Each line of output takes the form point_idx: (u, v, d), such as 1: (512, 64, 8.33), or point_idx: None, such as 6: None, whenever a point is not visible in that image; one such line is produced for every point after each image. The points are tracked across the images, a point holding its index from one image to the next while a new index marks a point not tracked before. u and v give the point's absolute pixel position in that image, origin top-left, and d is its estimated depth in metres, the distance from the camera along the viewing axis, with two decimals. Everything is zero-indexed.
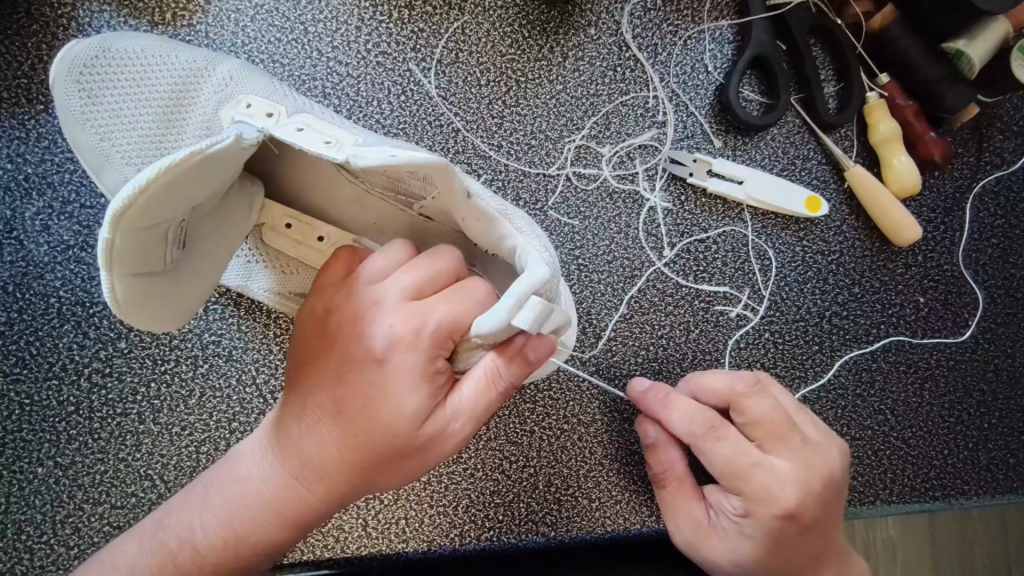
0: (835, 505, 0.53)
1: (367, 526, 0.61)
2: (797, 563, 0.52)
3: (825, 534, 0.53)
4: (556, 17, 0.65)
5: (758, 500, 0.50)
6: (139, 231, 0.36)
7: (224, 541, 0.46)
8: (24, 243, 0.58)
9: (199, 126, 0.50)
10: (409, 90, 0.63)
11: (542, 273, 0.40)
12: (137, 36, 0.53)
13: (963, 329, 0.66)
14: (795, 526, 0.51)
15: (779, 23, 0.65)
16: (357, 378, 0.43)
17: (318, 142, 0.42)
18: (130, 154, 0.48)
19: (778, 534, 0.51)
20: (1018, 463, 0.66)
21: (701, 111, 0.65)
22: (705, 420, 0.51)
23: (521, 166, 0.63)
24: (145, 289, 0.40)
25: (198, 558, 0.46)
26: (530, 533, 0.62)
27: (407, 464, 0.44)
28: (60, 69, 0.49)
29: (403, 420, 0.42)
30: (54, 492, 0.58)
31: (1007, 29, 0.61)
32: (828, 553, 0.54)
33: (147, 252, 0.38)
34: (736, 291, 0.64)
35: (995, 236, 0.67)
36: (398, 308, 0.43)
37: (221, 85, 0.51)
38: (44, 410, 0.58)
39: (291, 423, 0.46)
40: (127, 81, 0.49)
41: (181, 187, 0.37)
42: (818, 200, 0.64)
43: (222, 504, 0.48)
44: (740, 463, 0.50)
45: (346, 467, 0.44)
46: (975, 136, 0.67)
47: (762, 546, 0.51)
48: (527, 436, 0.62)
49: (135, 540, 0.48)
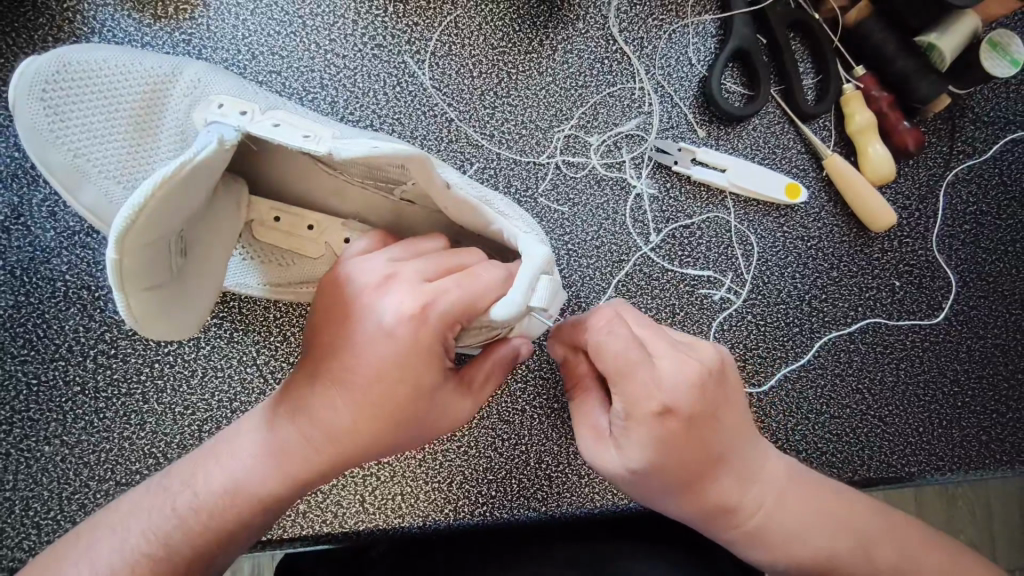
0: (728, 405, 0.48)
1: (364, 501, 0.63)
2: (704, 464, 0.47)
3: (732, 432, 0.49)
4: (546, 12, 0.67)
5: (640, 398, 0.44)
6: (144, 244, 0.39)
7: (229, 502, 0.48)
8: (31, 228, 0.60)
9: (175, 131, 0.53)
10: (404, 81, 0.65)
11: (542, 254, 0.44)
12: (93, 46, 0.55)
13: (938, 311, 0.69)
14: (682, 422, 0.45)
15: (760, 17, 0.67)
16: (371, 352, 0.45)
17: (297, 137, 0.45)
18: (107, 168, 0.51)
19: (665, 439, 0.45)
20: (991, 440, 0.69)
21: (686, 102, 0.68)
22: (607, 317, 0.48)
23: (512, 155, 0.65)
24: (157, 300, 0.43)
25: (207, 524, 0.47)
26: (522, 508, 0.64)
27: (415, 431, 0.48)
28: (23, 92, 0.51)
29: (415, 388, 0.45)
30: (61, 469, 0.60)
31: (976, 23, 0.64)
32: (728, 457, 0.49)
33: (152, 265, 0.41)
34: (719, 275, 0.67)
35: (968, 222, 0.70)
36: (406, 288, 0.45)
37: (190, 88, 0.54)
38: (51, 390, 0.60)
39: (303, 390, 0.48)
40: (93, 96, 0.52)
41: (177, 199, 0.40)
42: (797, 187, 0.67)
43: (230, 468, 0.49)
44: (617, 359, 0.45)
45: (359, 432, 0.46)
46: (948, 126, 0.70)
47: (661, 448, 0.45)
48: (518, 415, 0.65)
49: (136, 502, 0.50)
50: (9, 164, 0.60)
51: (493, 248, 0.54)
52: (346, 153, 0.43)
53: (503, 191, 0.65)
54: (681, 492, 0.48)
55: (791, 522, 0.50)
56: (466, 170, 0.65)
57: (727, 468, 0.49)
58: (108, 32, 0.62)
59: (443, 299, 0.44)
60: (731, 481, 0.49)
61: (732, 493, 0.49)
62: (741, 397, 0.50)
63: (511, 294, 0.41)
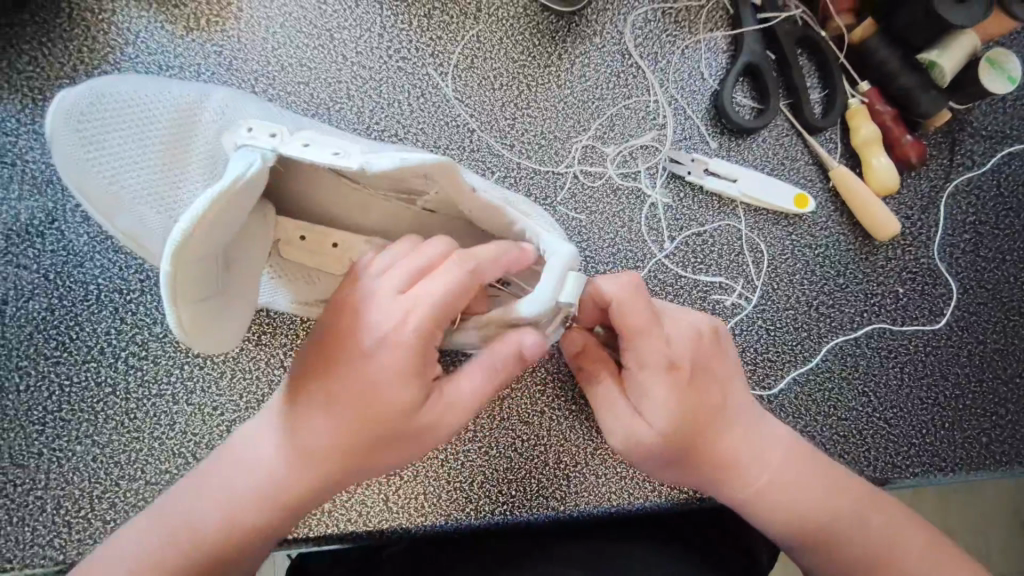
0: (728, 375, 0.55)
1: (388, 500, 0.65)
2: (704, 424, 0.53)
3: (732, 398, 0.55)
4: (564, 27, 0.70)
5: (650, 356, 0.51)
6: (192, 262, 0.41)
7: (231, 521, 0.50)
8: (65, 233, 0.62)
9: (204, 154, 0.52)
10: (428, 92, 0.67)
11: (570, 250, 0.46)
12: (127, 78, 0.56)
13: (939, 317, 0.72)
14: (686, 379, 0.52)
15: (769, 35, 0.70)
16: (371, 363, 0.47)
17: (327, 153, 0.46)
18: (138, 192, 0.51)
19: (675, 386, 0.52)
20: (990, 442, 0.71)
21: (698, 115, 0.70)
22: (628, 284, 0.50)
23: (532, 164, 0.68)
24: (202, 312, 0.44)
25: (217, 536, 0.49)
26: (541, 507, 0.66)
27: (415, 438, 0.49)
28: (59, 121, 0.51)
29: (412, 394, 0.48)
30: (92, 468, 0.61)
31: (973, 42, 0.67)
32: (727, 415, 0.54)
33: (201, 279, 0.43)
34: (730, 281, 0.69)
35: (968, 232, 0.73)
36: (392, 297, 0.47)
37: (220, 113, 0.54)
38: (83, 391, 0.61)
39: (303, 404, 0.50)
40: (127, 122, 0.52)
41: (227, 217, 0.42)
42: (805, 198, 0.70)
43: (236, 482, 0.51)
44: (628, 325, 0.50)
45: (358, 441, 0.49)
46: (948, 140, 0.73)
47: (669, 403, 0.52)
48: (538, 417, 0.67)
49: (136, 527, 0.51)
50: (45, 172, 0.62)
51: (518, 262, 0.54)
52: (377, 166, 0.45)
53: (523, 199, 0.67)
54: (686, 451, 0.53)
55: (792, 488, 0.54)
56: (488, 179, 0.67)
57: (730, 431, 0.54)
58: (142, 43, 0.64)
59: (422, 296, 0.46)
60: (730, 436, 0.54)
61: (736, 454, 0.54)
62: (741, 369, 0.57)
63: (541, 287, 0.44)
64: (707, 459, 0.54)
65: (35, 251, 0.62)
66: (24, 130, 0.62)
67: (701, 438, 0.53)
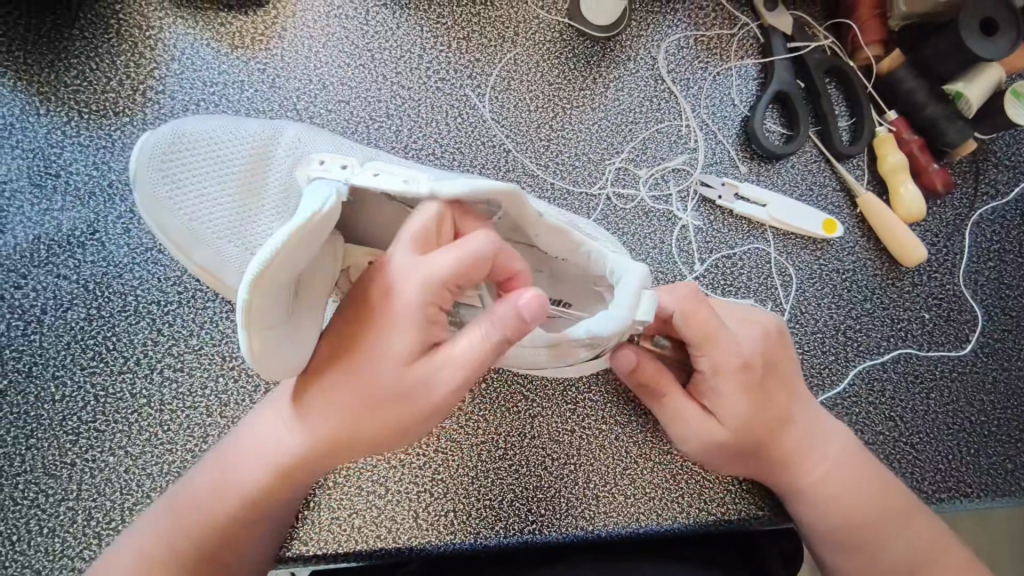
0: (789, 373, 0.59)
1: (418, 517, 0.64)
2: (768, 426, 0.57)
3: (794, 399, 0.58)
4: (599, 52, 0.72)
5: (721, 356, 0.55)
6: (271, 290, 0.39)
7: (230, 491, 0.53)
8: (106, 243, 0.63)
9: (280, 189, 0.52)
10: (465, 113, 0.68)
11: (641, 269, 0.48)
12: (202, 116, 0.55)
13: (964, 343, 0.72)
14: (754, 378, 0.56)
15: (799, 64, 0.71)
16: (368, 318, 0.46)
17: (397, 182, 0.47)
18: (218, 225, 0.50)
19: (744, 386, 0.56)
20: (1016, 469, 0.71)
21: (729, 140, 0.72)
22: (689, 293, 0.56)
23: (565, 185, 0.69)
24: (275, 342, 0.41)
25: (218, 517, 0.53)
26: (570, 527, 0.66)
27: (414, 396, 0.46)
28: (140, 156, 0.50)
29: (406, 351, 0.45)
30: (124, 479, 0.60)
31: (998, 76, 0.68)
32: (791, 416, 0.58)
33: (274, 308, 0.40)
34: (759, 303, 0.70)
35: (992, 259, 0.74)
36: (411, 261, 0.45)
37: (292, 148, 0.54)
38: (118, 401, 0.61)
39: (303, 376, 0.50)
40: (205, 157, 0.51)
41: (300, 253, 0.40)
42: (834, 222, 0.70)
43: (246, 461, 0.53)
44: (699, 326, 0.55)
45: (353, 402, 0.47)
46: (972, 169, 0.74)
47: (738, 403, 0.56)
48: (568, 435, 0.67)
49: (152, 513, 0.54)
50: (88, 183, 0.63)
51: (583, 285, 0.54)
52: (446, 188, 0.46)
53: None
54: (748, 451, 0.57)
55: (844, 490, 0.57)
56: None
57: (792, 432, 0.58)
58: (187, 60, 0.65)
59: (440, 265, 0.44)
60: (793, 436, 0.58)
61: (797, 455, 0.58)
62: (799, 369, 0.60)
63: (618, 307, 0.45)
64: (769, 453, 0.58)
65: (76, 261, 0.63)
66: (70, 142, 0.63)
67: (766, 436, 0.57)
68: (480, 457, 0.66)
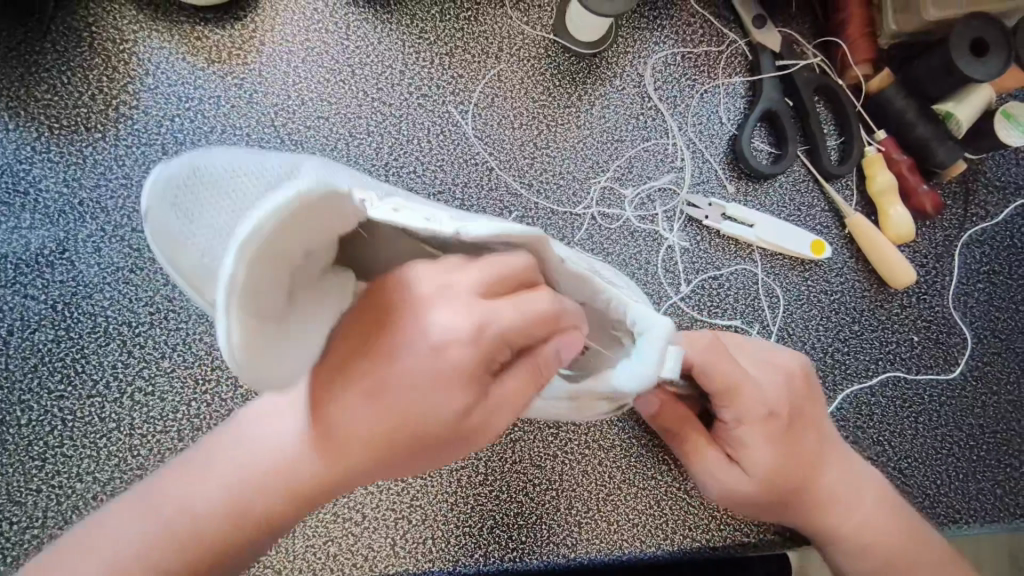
0: (812, 411, 0.59)
1: (395, 545, 0.63)
2: (797, 471, 0.57)
3: (817, 439, 0.59)
4: (585, 68, 0.70)
5: (747, 408, 0.55)
6: (272, 267, 0.28)
7: (226, 518, 0.44)
8: (76, 263, 0.61)
9: None
10: (448, 130, 0.67)
11: (666, 323, 0.45)
12: (212, 174, 0.55)
13: (953, 365, 0.71)
14: (779, 423, 0.57)
15: (788, 81, 0.70)
16: (405, 363, 0.38)
17: (409, 227, 0.41)
18: None
19: (770, 434, 0.56)
20: (1005, 494, 0.70)
21: (716, 159, 0.70)
22: (705, 343, 0.54)
23: (549, 205, 0.67)
24: (272, 344, 0.30)
25: (185, 536, 0.44)
26: (552, 554, 0.64)
27: (423, 444, 0.39)
28: None
29: (441, 407, 0.38)
30: (91, 507, 0.59)
31: (989, 96, 0.67)
32: (819, 458, 0.59)
33: (215, 307, 0.35)
34: (746, 325, 0.69)
35: (981, 280, 0.73)
36: (462, 308, 0.37)
37: None
38: (86, 426, 0.60)
39: (317, 421, 0.41)
40: None
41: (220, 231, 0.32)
42: (822, 244, 0.69)
43: (222, 478, 0.45)
44: (728, 378, 0.54)
45: (369, 446, 0.40)
46: (962, 190, 0.73)
47: (766, 453, 0.56)
48: (550, 460, 0.66)
49: (68, 550, 0.45)
50: (58, 201, 0.62)
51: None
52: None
53: None
54: (780, 500, 0.58)
55: (870, 523, 0.59)
56: (505, 219, 0.67)
57: (821, 473, 0.59)
58: (161, 74, 0.64)
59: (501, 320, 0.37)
60: (824, 481, 0.59)
61: (824, 498, 0.59)
62: (821, 403, 0.60)
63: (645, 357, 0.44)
64: (801, 499, 0.58)
65: (44, 281, 0.61)
66: (40, 158, 0.62)
67: (800, 481, 0.58)
68: (459, 483, 0.65)
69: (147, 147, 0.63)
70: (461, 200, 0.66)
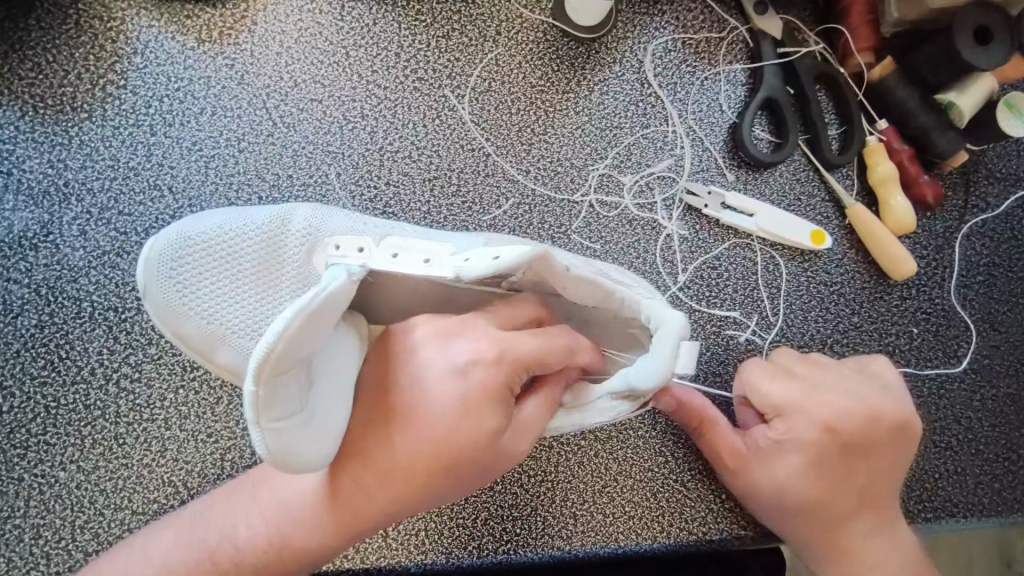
0: (880, 451, 0.56)
1: (388, 536, 0.61)
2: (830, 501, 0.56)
3: (867, 476, 0.56)
4: (584, 54, 0.69)
5: (795, 416, 0.56)
6: (287, 372, 0.36)
7: (278, 543, 0.49)
8: (61, 246, 0.60)
9: (297, 280, 0.47)
10: (444, 115, 0.66)
11: (679, 319, 0.45)
12: (202, 214, 0.50)
13: (953, 359, 0.71)
14: (834, 445, 0.55)
15: (789, 69, 0.69)
16: (434, 395, 0.44)
17: (421, 262, 0.46)
18: (241, 325, 0.46)
19: (814, 454, 0.55)
20: (1003, 488, 0.69)
21: (716, 147, 0.69)
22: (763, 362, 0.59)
23: (547, 191, 0.66)
24: (293, 435, 0.37)
25: (238, 558, 0.50)
26: (547, 547, 0.63)
27: (458, 471, 0.44)
28: (154, 261, 0.46)
29: (474, 430, 0.43)
30: (75, 496, 0.57)
31: (991, 85, 0.66)
32: (864, 496, 0.56)
33: (287, 398, 0.37)
34: (745, 317, 0.68)
35: (981, 273, 0.72)
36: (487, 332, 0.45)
37: (306, 232, 0.49)
38: (70, 414, 0.58)
39: (356, 448, 0.46)
40: (217, 257, 0.47)
41: (308, 342, 0.37)
42: (822, 234, 0.68)
43: (269, 509, 0.50)
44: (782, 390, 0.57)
45: (406, 478, 0.44)
46: (962, 181, 0.72)
47: (804, 468, 0.55)
48: (547, 452, 0.64)
49: (167, 536, 0.52)
50: (43, 182, 0.60)
51: (615, 332, 0.52)
52: (473, 273, 0.44)
53: (537, 227, 0.66)
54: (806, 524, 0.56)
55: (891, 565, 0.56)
56: (502, 205, 0.65)
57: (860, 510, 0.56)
58: (150, 53, 0.62)
59: (520, 345, 0.44)
60: (857, 518, 0.56)
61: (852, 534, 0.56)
62: (905, 450, 0.57)
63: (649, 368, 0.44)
64: (823, 524, 0.56)
65: (28, 265, 0.59)
66: (23, 138, 0.60)
67: (835, 514, 0.56)
68: None
69: (135, 128, 0.62)
70: (456, 185, 0.65)
